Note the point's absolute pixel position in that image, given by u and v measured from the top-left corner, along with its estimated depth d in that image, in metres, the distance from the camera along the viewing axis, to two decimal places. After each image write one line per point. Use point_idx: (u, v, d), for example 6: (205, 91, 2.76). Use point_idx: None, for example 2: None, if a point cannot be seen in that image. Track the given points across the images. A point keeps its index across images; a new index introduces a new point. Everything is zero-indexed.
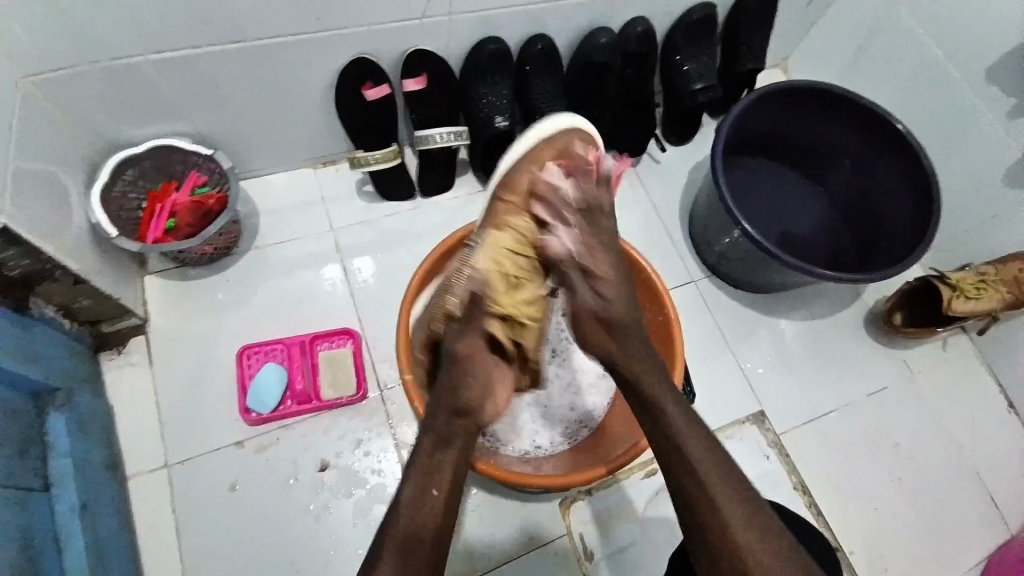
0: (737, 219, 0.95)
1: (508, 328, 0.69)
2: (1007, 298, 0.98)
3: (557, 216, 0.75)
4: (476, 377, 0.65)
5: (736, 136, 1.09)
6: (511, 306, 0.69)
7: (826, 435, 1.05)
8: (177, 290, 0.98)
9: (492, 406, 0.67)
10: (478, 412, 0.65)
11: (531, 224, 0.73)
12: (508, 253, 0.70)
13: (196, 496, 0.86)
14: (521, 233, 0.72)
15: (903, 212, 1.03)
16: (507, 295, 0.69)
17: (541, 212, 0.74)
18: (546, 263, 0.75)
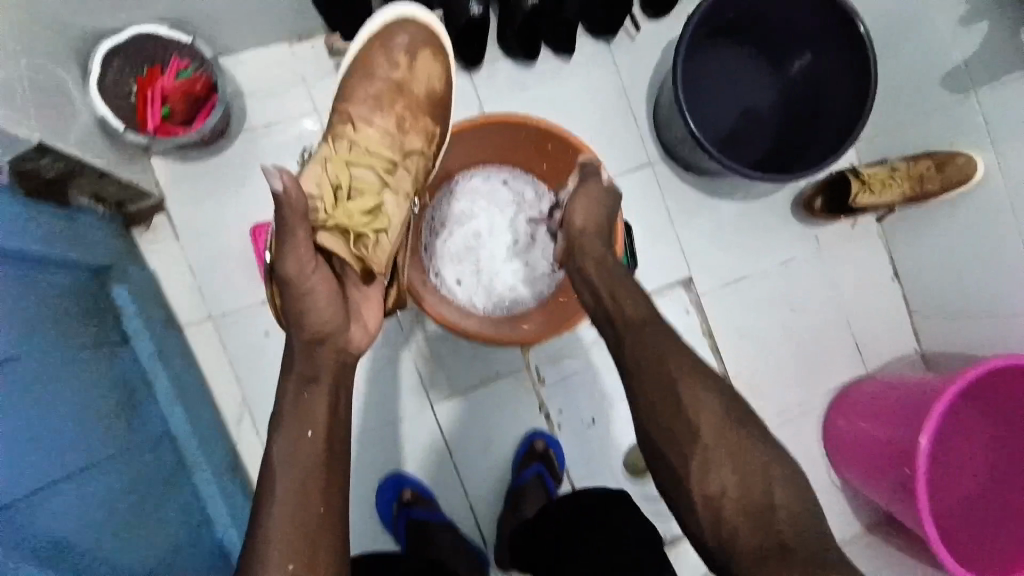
0: (683, 113, 1.06)
1: (348, 237, 0.81)
2: (907, 192, 1.15)
3: (398, 123, 0.94)
4: (308, 293, 0.74)
5: (708, 20, 1.13)
6: (351, 214, 0.82)
7: (737, 297, 1.31)
8: (185, 172, 1.10)
9: (335, 324, 0.77)
10: (327, 326, 0.76)
11: (364, 136, 0.91)
12: (340, 167, 0.86)
13: (237, 342, 1.12)
14: (353, 148, 0.90)
15: (839, 111, 1.13)
16: (342, 207, 0.82)
17: (378, 121, 0.93)
18: (391, 178, 0.90)
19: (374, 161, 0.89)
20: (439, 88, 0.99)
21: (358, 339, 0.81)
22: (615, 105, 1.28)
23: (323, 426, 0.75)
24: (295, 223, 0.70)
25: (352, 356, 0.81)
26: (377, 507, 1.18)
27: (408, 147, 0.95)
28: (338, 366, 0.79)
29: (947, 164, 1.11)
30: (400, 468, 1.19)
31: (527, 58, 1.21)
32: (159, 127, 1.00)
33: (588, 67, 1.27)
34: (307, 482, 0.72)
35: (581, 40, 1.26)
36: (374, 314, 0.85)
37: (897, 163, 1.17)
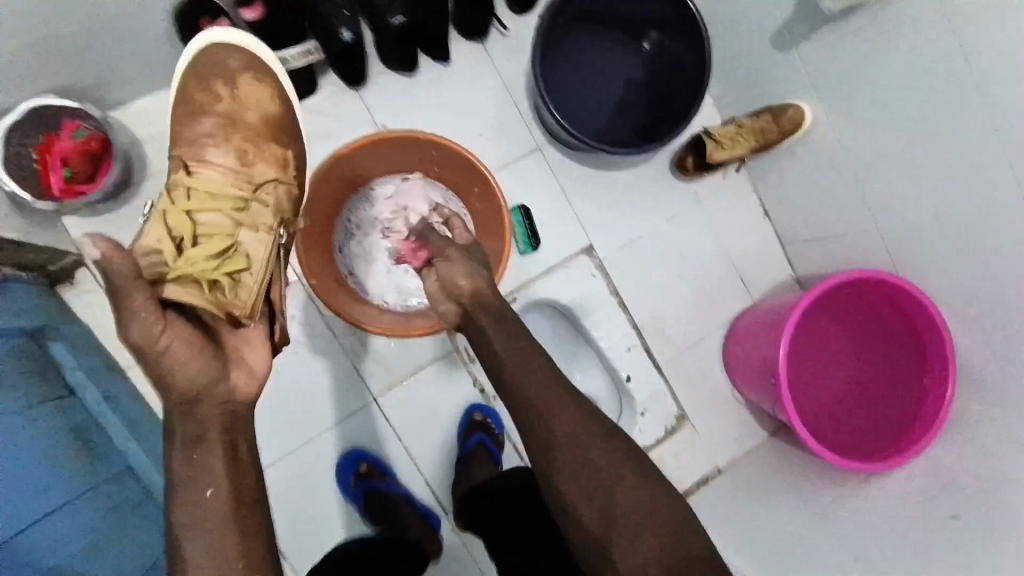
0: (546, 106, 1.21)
1: (202, 284, 0.81)
2: (753, 145, 1.33)
3: (240, 159, 0.97)
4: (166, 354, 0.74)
5: (563, 12, 1.28)
6: (198, 260, 0.82)
7: (633, 255, 1.47)
8: (98, 224, 1.16)
9: (208, 376, 0.78)
10: (197, 379, 0.77)
11: (207, 178, 0.93)
12: (179, 215, 0.86)
13: None
14: (191, 195, 0.90)
15: (689, 82, 1.30)
16: (187, 256, 0.82)
17: (223, 159, 0.96)
18: (245, 214, 0.92)
19: (222, 202, 0.91)
20: (275, 113, 1.03)
21: (242, 384, 0.83)
22: (498, 99, 1.39)
23: (222, 483, 0.76)
24: (130, 288, 0.71)
25: (244, 403, 0.83)
26: (337, 482, 1.29)
27: (257, 179, 0.97)
28: (224, 417, 0.80)
29: (782, 116, 1.28)
30: (356, 444, 1.31)
31: (407, 70, 1.30)
32: (65, 189, 1.05)
33: (469, 67, 1.37)
34: (225, 545, 0.74)
35: (458, 42, 1.36)
36: (260, 358, 0.86)
37: (740, 121, 1.37)
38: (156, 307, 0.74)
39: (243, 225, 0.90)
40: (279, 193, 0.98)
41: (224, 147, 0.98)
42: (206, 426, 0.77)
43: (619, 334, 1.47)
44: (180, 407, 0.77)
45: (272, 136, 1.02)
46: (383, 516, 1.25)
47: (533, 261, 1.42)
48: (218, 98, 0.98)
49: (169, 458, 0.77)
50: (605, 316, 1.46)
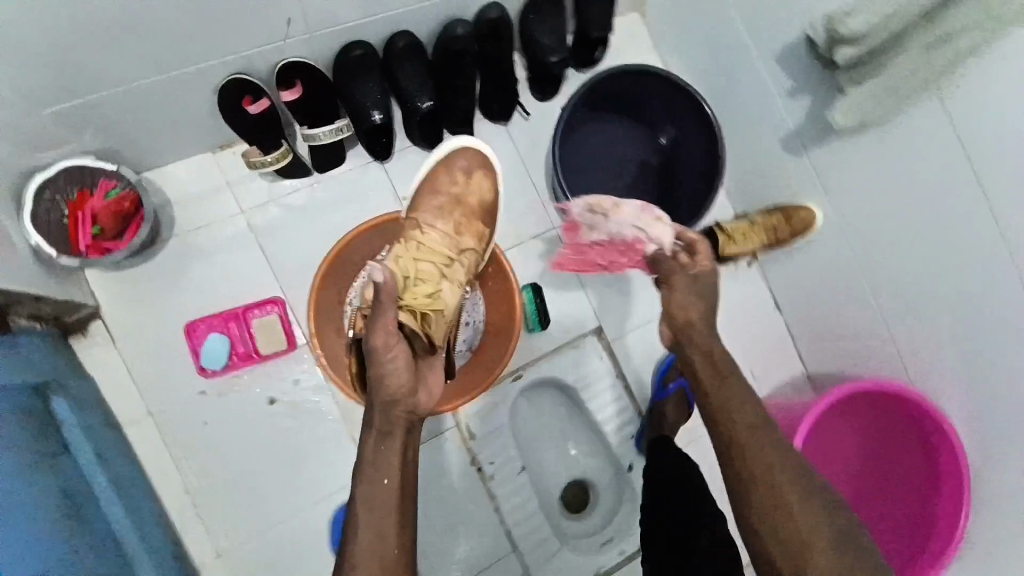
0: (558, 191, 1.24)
1: (417, 314, 0.98)
2: (764, 241, 1.35)
3: (456, 227, 1.15)
4: (389, 363, 0.94)
5: (587, 102, 1.34)
6: (417, 299, 0.99)
7: (640, 340, 1.49)
8: (120, 280, 1.19)
9: (405, 391, 0.96)
10: (403, 391, 0.96)
11: (428, 237, 1.09)
12: (411, 258, 1.03)
13: (180, 432, 1.19)
14: (419, 246, 1.07)
15: (701, 178, 1.34)
16: (412, 291, 0.99)
17: (439, 225, 1.13)
18: (451, 269, 1.08)
19: (438, 256, 1.07)
20: (489, 198, 1.21)
21: (424, 402, 1.00)
22: (517, 179, 1.44)
23: (394, 476, 0.98)
24: (385, 310, 0.91)
25: (419, 415, 1.02)
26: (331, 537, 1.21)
27: (464, 246, 1.14)
28: (407, 425, 1.00)
29: (794, 216, 1.30)
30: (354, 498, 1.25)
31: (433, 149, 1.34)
32: (89, 246, 1.10)
33: (491, 147, 1.43)
34: (385, 527, 0.95)
35: (481, 124, 1.42)
36: (438, 380, 1.03)
37: (753, 217, 1.38)
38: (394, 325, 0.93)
39: (449, 277, 1.06)
40: (473, 260, 1.15)
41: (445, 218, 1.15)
42: (393, 426, 0.98)
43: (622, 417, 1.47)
44: (384, 405, 0.97)
45: (477, 218, 1.18)
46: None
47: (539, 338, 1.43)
48: (447, 184, 1.18)
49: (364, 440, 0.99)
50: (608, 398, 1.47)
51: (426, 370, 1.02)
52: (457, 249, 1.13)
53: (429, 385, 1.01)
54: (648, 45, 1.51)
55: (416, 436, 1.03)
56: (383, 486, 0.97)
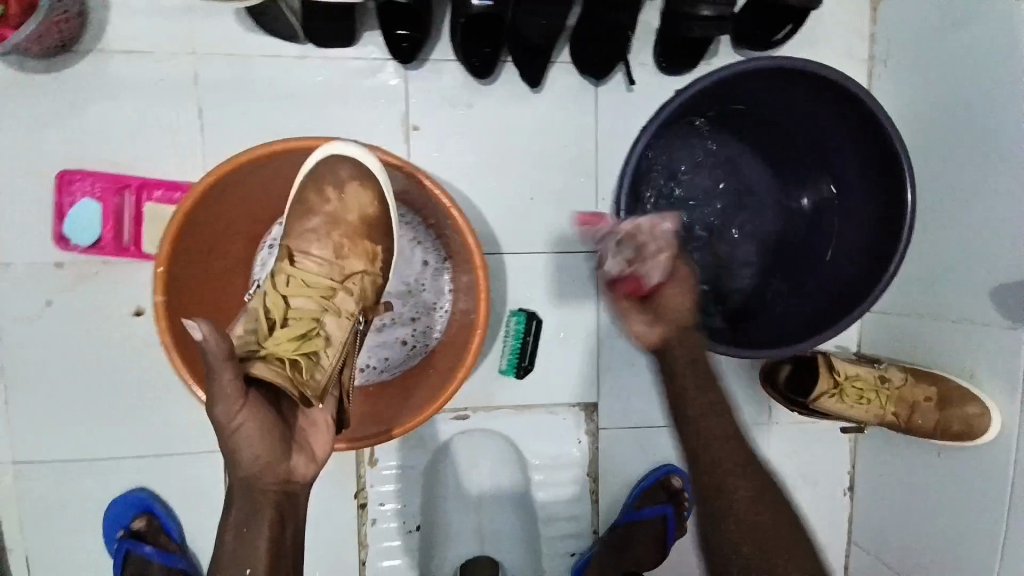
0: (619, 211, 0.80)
1: (285, 363, 0.66)
2: (886, 412, 0.91)
3: (337, 249, 0.76)
4: (237, 436, 0.61)
5: (716, 99, 0.84)
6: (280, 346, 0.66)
7: (640, 442, 1.08)
8: (9, 79, 0.88)
9: (269, 470, 0.64)
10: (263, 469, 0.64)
11: (303, 267, 0.75)
12: (276, 298, 0.71)
13: (14, 303, 0.91)
14: (289, 279, 0.74)
15: (843, 279, 0.86)
16: (275, 337, 0.67)
17: (321, 248, 0.76)
18: (335, 300, 0.74)
19: (316, 289, 0.74)
20: (377, 212, 0.77)
21: (305, 471, 0.67)
22: (576, 166, 1.00)
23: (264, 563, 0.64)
24: (219, 367, 0.58)
25: (304, 484, 0.67)
26: (109, 517, 0.94)
27: (350, 271, 0.77)
28: (284, 502, 0.66)
29: (955, 405, 0.85)
30: (191, 471, 0.96)
31: (481, 73, 0.93)
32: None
33: (563, 108, 0.99)
34: None
35: (563, 70, 0.98)
36: (327, 441, 0.69)
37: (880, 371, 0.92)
38: (236, 385, 0.60)
39: (329, 308, 0.73)
40: (367, 284, 0.77)
41: (323, 243, 0.76)
42: (259, 508, 0.64)
43: (573, 524, 1.10)
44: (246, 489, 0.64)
45: (371, 235, 0.78)
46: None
47: (512, 384, 1.04)
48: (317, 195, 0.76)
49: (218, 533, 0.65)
50: (565, 493, 1.09)
51: (304, 431, 0.68)
52: (342, 276, 0.76)
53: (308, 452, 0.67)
54: (855, 56, 0.99)
55: (301, 509, 0.68)
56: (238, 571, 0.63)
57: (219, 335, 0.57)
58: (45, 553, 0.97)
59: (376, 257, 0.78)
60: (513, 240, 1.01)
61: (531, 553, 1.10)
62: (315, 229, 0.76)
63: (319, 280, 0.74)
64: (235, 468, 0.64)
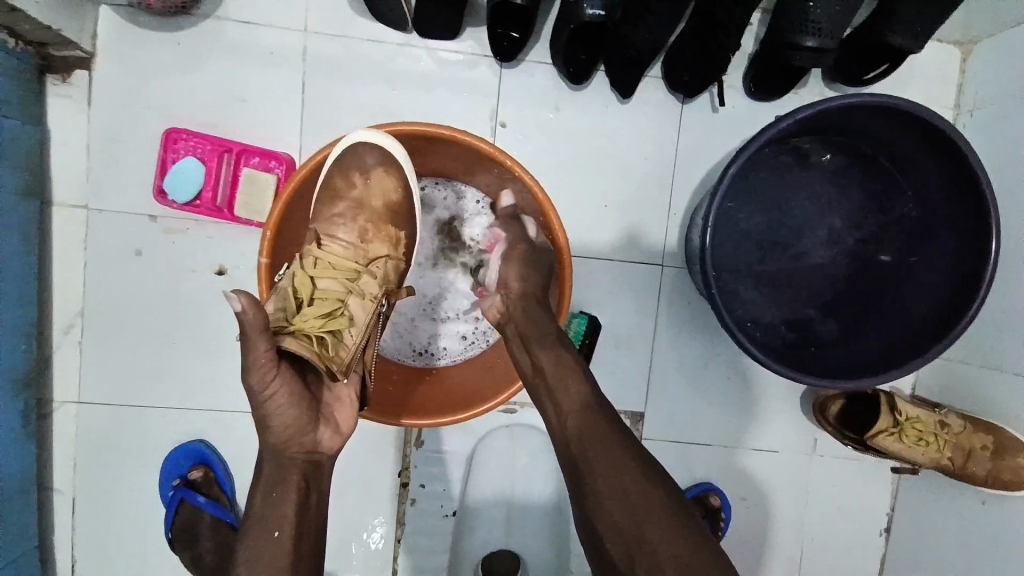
0: (706, 223, 0.82)
1: (315, 339, 0.66)
2: (942, 458, 0.90)
3: (362, 234, 0.77)
4: (269, 405, 0.63)
5: (807, 127, 0.85)
6: (308, 324, 0.67)
7: (681, 458, 1.08)
8: (128, 36, 0.92)
9: (298, 438, 0.66)
10: (293, 436, 0.65)
11: (328, 249, 0.75)
12: (301, 279, 0.72)
13: (102, 247, 0.95)
14: (315, 260, 0.74)
15: (917, 315, 0.87)
16: (302, 314, 0.68)
17: (346, 232, 0.77)
18: (360, 282, 0.75)
19: (340, 270, 0.74)
20: (402, 197, 0.79)
21: (332, 443, 0.69)
22: (652, 179, 1.02)
23: (290, 528, 0.65)
24: (254, 338, 0.59)
25: (329, 456, 0.70)
26: (164, 465, 0.98)
27: (374, 255, 0.78)
28: (311, 470, 0.68)
29: (1007, 455, 0.87)
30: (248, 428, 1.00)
31: (575, 79, 0.95)
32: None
33: (646, 120, 1.01)
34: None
35: (652, 83, 1.00)
36: (352, 415, 0.71)
37: (939, 416, 0.92)
38: (273, 355, 0.61)
39: (353, 289, 0.73)
40: (392, 269, 0.78)
41: (348, 227, 0.77)
42: (288, 477, 0.67)
43: None
44: (276, 455, 0.66)
45: (397, 220, 0.79)
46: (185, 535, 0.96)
47: None
48: (349, 183, 0.78)
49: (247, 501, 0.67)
50: None
51: (329, 405, 0.70)
52: (367, 260, 0.77)
53: (331, 422, 0.69)
54: (943, 101, 0.99)
55: (326, 480, 0.70)
56: (265, 534, 0.64)
57: (256, 308, 0.58)
58: (95, 498, 0.99)
59: (399, 241, 0.79)
60: (581, 244, 1.03)
61: (560, 549, 1.12)
62: (341, 213, 0.77)
63: (342, 262, 0.75)
64: (267, 436, 0.65)
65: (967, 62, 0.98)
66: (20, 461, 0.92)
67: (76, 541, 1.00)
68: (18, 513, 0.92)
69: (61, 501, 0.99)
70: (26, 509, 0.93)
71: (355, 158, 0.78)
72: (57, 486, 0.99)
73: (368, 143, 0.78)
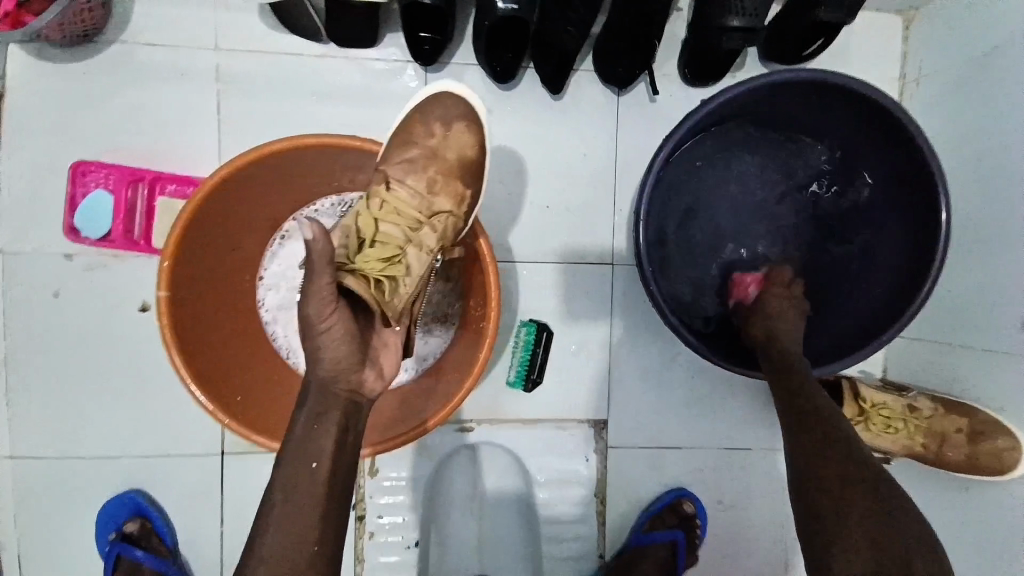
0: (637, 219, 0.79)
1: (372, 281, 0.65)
2: (913, 445, 0.87)
3: (429, 185, 0.75)
4: (323, 337, 0.61)
5: (738, 112, 0.82)
6: (369, 263, 0.66)
7: (651, 462, 1.04)
8: (33, 70, 0.88)
9: (343, 377, 0.64)
10: (339, 375, 0.63)
11: (395, 192, 0.74)
12: (367, 219, 0.71)
13: (20, 292, 0.90)
14: (382, 203, 0.73)
15: (874, 297, 0.83)
16: (364, 253, 0.67)
17: (412, 180, 0.75)
18: (419, 232, 0.72)
19: (403, 215, 0.73)
20: (477, 156, 0.77)
21: (371, 387, 0.67)
22: (596, 176, 0.98)
23: (328, 462, 0.64)
24: (319, 269, 0.58)
25: (367, 400, 0.67)
26: (100, 518, 0.92)
27: (437, 209, 0.75)
28: (351, 411, 0.66)
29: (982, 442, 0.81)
30: (189, 470, 0.94)
31: (503, 78, 0.91)
32: (6, 14, 0.78)
33: (584, 116, 0.97)
34: (304, 524, 0.63)
35: (587, 78, 0.96)
36: (394, 364, 0.69)
37: (910, 402, 0.87)
38: (332, 290, 0.59)
39: (413, 238, 0.71)
40: (451, 227, 0.75)
41: (416, 175, 0.75)
42: (329, 410, 0.64)
43: (577, 547, 1.05)
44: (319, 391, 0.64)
45: (462, 176, 0.76)
46: None
47: (519, 397, 1.01)
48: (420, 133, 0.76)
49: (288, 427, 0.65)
50: (570, 514, 1.05)
51: (376, 349, 0.67)
52: (429, 212, 0.75)
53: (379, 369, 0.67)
54: (887, 75, 0.96)
55: (362, 423, 0.68)
56: (300, 464, 0.63)
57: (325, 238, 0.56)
58: (36, 555, 0.95)
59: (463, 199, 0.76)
60: (528, 248, 0.99)
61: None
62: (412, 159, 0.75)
63: (408, 209, 0.73)
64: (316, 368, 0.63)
65: (907, 31, 0.95)
66: None
67: None
68: None
69: (2, 561, 0.95)
70: None
71: (430, 107, 0.77)
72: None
73: (445, 94, 0.77)
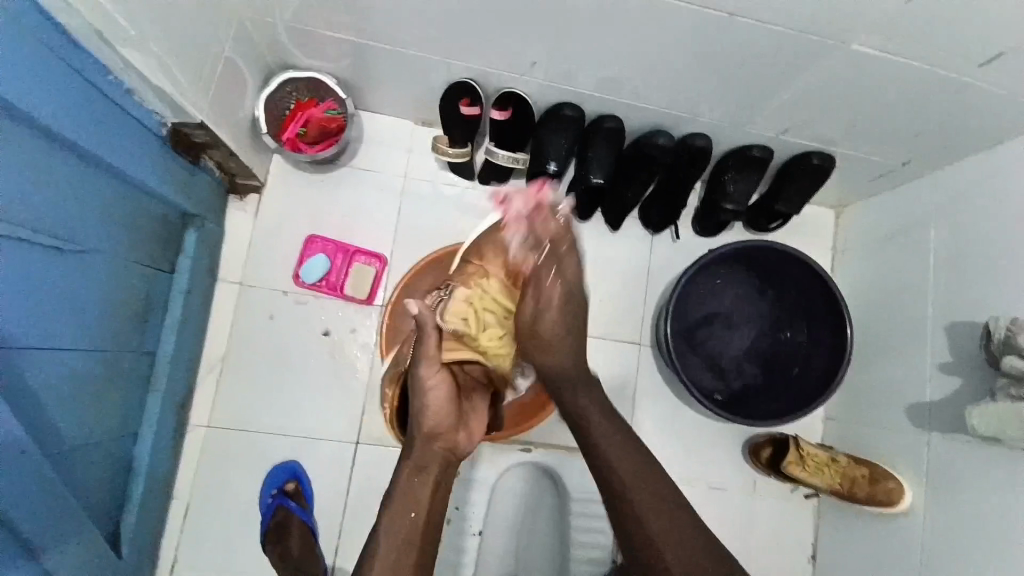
0: (666, 319, 1.26)
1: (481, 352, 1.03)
2: (836, 483, 1.27)
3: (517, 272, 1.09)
4: (431, 392, 0.98)
5: (729, 259, 1.32)
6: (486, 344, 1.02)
7: None
8: (289, 173, 1.37)
9: (447, 428, 1.00)
10: (441, 431, 0.99)
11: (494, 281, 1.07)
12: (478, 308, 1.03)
13: (248, 312, 1.33)
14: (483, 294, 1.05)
15: (811, 379, 1.29)
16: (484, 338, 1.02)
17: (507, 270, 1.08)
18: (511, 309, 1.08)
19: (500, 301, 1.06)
20: None
21: (463, 442, 1.03)
22: (634, 284, 1.46)
23: (423, 511, 0.95)
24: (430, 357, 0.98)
25: (457, 454, 1.03)
26: (264, 481, 1.28)
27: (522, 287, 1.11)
28: (443, 463, 1.00)
29: (879, 482, 1.22)
30: (331, 451, 1.33)
31: (579, 216, 1.42)
32: (290, 139, 1.25)
33: (630, 244, 1.47)
34: (402, 565, 0.90)
35: (634, 221, 1.47)
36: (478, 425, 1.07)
37: (833, 452, 1.31)
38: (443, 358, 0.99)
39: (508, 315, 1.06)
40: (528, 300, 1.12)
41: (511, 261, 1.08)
42: (430, 461, 0.98)
43: (596, 552, 1.40)
44: (426, 441, 0.99)
45: None
46: (277, 532, 1.24)
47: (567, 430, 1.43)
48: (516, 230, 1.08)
49: (394, 486, 0.97)
50: (593, 525, 1.41)
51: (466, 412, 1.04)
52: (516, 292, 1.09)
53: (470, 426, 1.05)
54: (825, 244, 1.49)
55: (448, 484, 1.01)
56: (403, 503, 0.95)
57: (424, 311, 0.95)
58: (205, 505, 1.28)
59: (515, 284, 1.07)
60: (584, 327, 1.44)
61: (558, 566, 1.41)
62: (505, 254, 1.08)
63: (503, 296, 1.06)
64: (423, 423, 0.99)
65: (838, 220, 1.50)
66: (161, 467, 1.21)
67: (181, 542, 1.26)
68: (152, 510, 1.20)
69: (177, 507, 1.27)
70: (156, 509, 1.21)
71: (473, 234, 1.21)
72: (177, 494, 1.27)
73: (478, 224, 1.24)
